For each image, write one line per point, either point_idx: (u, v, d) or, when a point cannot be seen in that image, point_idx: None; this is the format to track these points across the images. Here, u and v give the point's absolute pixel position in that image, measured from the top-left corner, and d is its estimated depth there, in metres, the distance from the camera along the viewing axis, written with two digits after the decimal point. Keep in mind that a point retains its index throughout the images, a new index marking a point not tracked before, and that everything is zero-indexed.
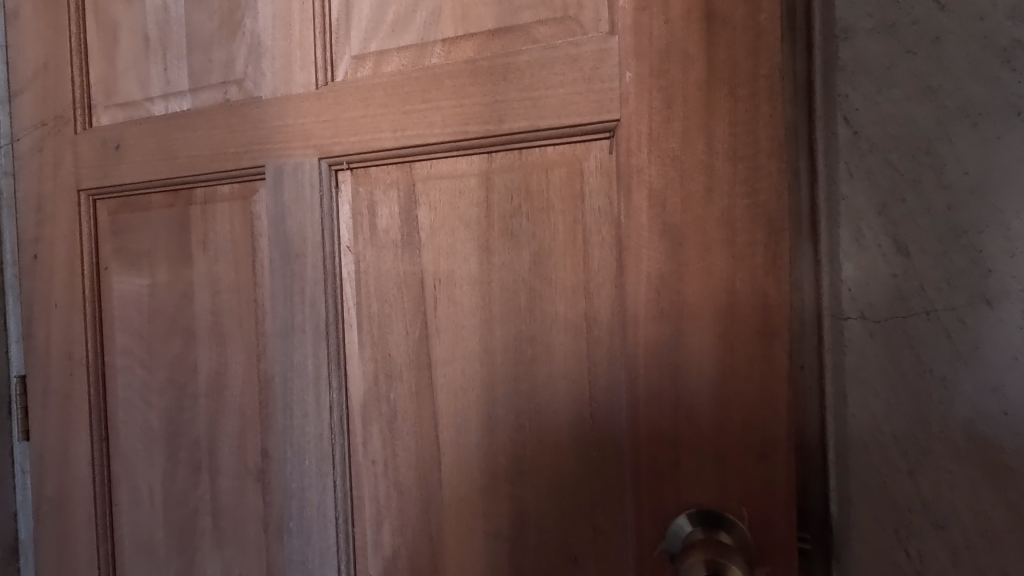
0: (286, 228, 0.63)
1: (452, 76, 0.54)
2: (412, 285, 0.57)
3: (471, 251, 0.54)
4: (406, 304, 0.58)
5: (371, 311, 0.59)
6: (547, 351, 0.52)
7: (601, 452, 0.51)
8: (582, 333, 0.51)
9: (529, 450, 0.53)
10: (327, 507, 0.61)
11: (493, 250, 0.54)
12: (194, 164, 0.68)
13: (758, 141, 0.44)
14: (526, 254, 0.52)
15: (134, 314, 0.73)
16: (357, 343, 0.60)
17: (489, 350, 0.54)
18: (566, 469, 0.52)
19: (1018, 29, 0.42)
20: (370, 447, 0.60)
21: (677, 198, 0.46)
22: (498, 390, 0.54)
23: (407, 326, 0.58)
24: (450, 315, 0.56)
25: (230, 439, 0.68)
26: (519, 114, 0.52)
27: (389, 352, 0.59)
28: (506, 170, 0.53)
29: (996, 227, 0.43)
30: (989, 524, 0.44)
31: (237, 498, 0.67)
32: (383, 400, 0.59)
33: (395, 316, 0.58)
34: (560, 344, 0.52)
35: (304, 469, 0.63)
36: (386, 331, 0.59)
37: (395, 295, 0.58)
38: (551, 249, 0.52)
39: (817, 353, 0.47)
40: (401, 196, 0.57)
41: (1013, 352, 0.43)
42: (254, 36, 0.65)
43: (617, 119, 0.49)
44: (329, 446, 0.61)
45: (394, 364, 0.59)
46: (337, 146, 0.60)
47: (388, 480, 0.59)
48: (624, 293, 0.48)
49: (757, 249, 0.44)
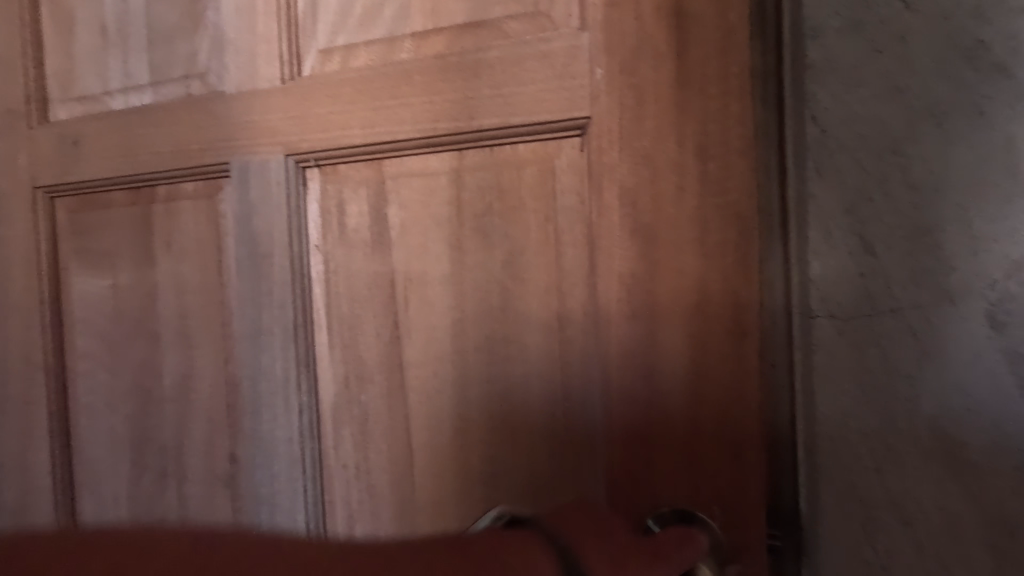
0: (254, 227, 0.61)
1: (422, 72, 0.53)
2: (384, 286, 0.56)
3: (443, 251, 0.53)
4: (377, 305, 0.56)
5: (341, 313, 0.58)
6: (519, 352, 0.51)
7: (575, 452, 0.50)
8: (555, 333, 0.50)
9: (502, 451, 0.53)
10: (299, 512, 0.60)
11: (465, 249, 0.53)
12: (157, 161, 0.66)
13: (729, 139, 0.44)
14: (498, 253, 0.52)
15: (96, 317, 0.71)
16: (327, 345, 0.59)
17: (462, 351, 0.53)
18: (540, 470, 0.52)
19: (981, 30, 0.42)
20: (342, 451, 0.59)
21: (648, 196, 0.46)
22: (471, 391, 0.53)
23: (378, 327, 0.56)
24: (421, 315, 0.55)
25: (198, 444, 0.66)
26: (490, 110, 0.51)
27: (361, 353, 0.57)
28: (477, 168, 0.52)
29: (959, 226, 0.43)
30: (952, 519, 0.44)
31: (206, 504, 0.66)
32: (355, 403, 0.58)
33: (366, 317, 0.57)
34: (534, 344, 0.51)
35: (274, 473, 0.61)
36: (357, 333, 0.57)
37: (366, 296, 0.57)
38: (523, 248, 0.51)
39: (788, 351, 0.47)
40: (371, 195, 0.56)
41: (976, 349, 0.43)
42: (217, 29, 0.62)
43: (589, 116, 0.48)
44: (300, 450, 0.60)
45: (365, 366, 0.57)
46: (305, 142, 0.58)
47: (360, 484, 0.58)
48: (597, 292, 0.48)
49: (727, 246, 0.44)
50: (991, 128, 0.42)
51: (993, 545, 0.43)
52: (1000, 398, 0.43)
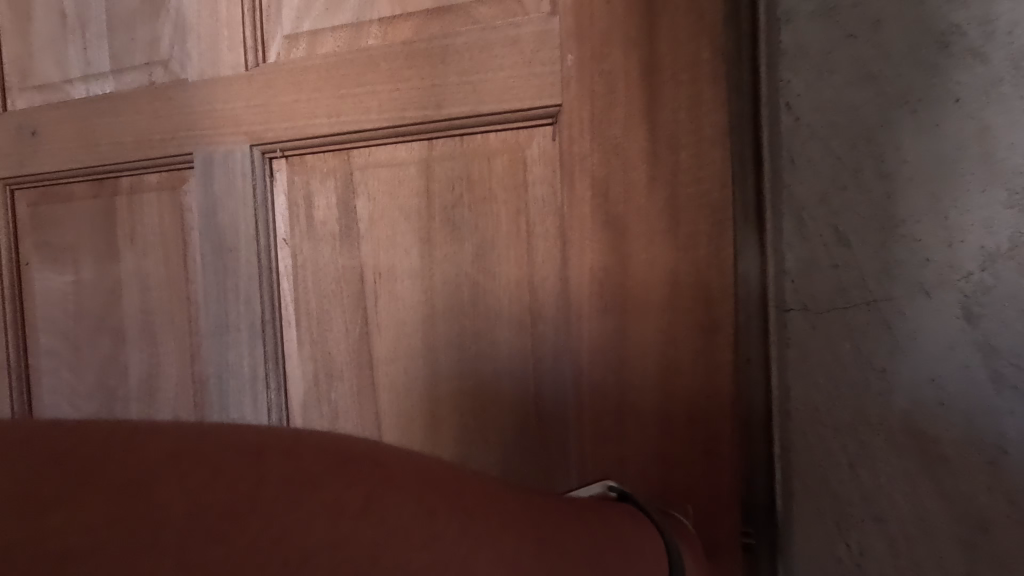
0: (219, 220, 0.59)
1: (389, 59, 0.51)
2: (352, 280, 0.54)
3: (412, 244, 0.52)
4: (345, 300, 0.55)
5: (310, 307, 0.56)
6: (491, 348, 0.50)
7: (547, 449, 0.49)
8: (527, 328, 0.49)
9: (474, 450, 0.51)
10: None
11: (434, 242, 0.51)
12: (119, 152, 0.63)
13: (702, 127, 0.42)
14: (468, 246, 0.50)
15: (59, 313, 0.68)
16: (296, 341, 0.57)
17: (433, 348, 0.52)
18: (511, 469, 0.50)
19: (956, 14, 0.41)
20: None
21: (620, 187, 0.45)
22: (442, 389, 0.52)
23: (347, 323, 0.55)
24: (391, 310, 0.53)
25: None
26: (458, 99, 0.49)
27: (330, 350, 0.56)
28: (446, 159, 0.50)
29: (933, 216, 0.42)
30: (925, 515, 0.43)
31: None
32: (324, 401, 0.56)
33: (335, 313, 0.55)
34: (505, 340, 0.50)
35: None
36: (326, 329, 0.56)
37: (334, 290, 0.55)
38: (494, 241, 0.49)
39: (762, 345, 0.47)
40: (338, 185, 0.54)
41: (949, 342, 0.42)
42: (179, 13, 0.60)
43: (560, 105, 0.46)
44: None
45: (334, 363, 0.56)
46: (270, 132, 0.56)
47: None
48: (569, 286, 0.47)
49: (700, 237, 0.43)
50: (966, 115, 0.41)
51: (965, 541, 0.42)
52: (973, 393, 0.42)
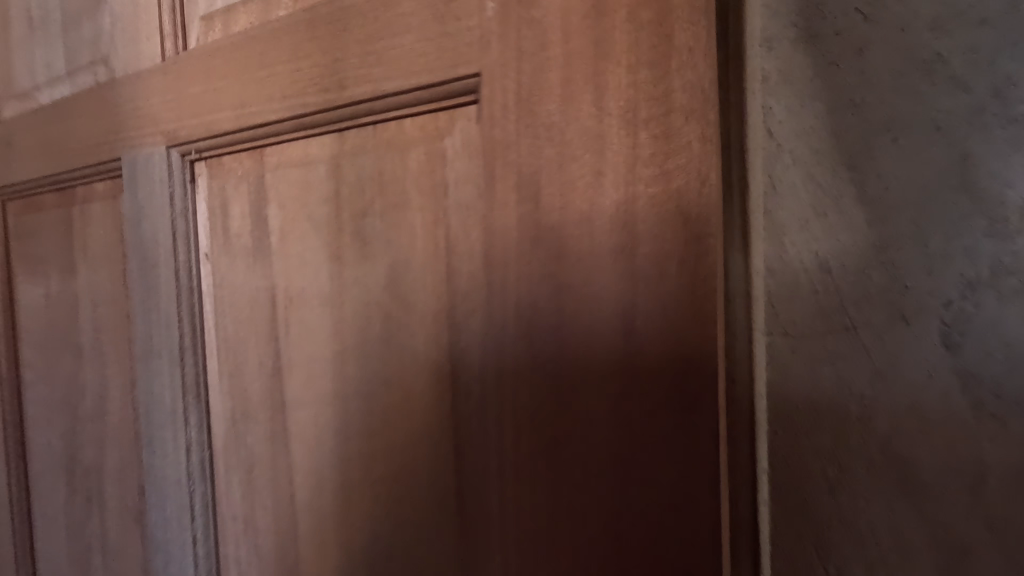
0: (144, 235, 0.59)
1: (291, 33, 0.47)
2: (265, 303, 0.52)
3: (322, 261, 0.48)
4: (259, 329, 0.53)
5: (227, 332, 0.55)
6: (403, 394, 0.44)
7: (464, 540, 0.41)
8: (445, 373, 0.41)
9: (383, 514, 0.45)
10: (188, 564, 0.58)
11: (345, 260, 0.47)
12: (66, 158, 0.63)
13: (670, 91, 0.31)
14: (381, 264, 0.45)
15: (38, 326, 0.69)
16: (217, 371, 0.56)
17: (339, 387, 0.48)
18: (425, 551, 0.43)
19: (940, 42, 0.41)
20: (231, 501, 0.56)
21: (554, 188, 0.34)
22: (351, 436, 0.47)
23: (259, 355, 0.53)
24: (303, 353, 0.50)
25: (113, 468, 0.64)
26: (362, 75, 0.43)
27: (245, 388, 0.54)
28: (358, 155, 0.45)
29: (915, 244, 0.42)
30: (903, 541, 0.43)
31: (121, 532, 0.64)
32: (240, 445, 0.55)
33: (249, 343, 0.53)
34: (416, 378, 0.43)
35: (168, 515, 0.59)
36: (240, 360, 0.54)
37: (249, 317, 0.53)
38: (411, 259, 0.43)
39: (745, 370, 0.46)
40: (250, 191, 0.52)
41: (929, 370, 0.42)
42: (114, 10, 0.60)
43: (478, 74, 0.37)
44: (189, 492, 0.57)
45: (250, 402, 0.54)
46: (183, 131, 0.55)
47: (249, 541, 0.54)
48: (493, 320, 0.37)
49: (624, 257, 0.32)
50: (948, 145, 0.41)
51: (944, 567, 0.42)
52: (952, 420, 0.42)
